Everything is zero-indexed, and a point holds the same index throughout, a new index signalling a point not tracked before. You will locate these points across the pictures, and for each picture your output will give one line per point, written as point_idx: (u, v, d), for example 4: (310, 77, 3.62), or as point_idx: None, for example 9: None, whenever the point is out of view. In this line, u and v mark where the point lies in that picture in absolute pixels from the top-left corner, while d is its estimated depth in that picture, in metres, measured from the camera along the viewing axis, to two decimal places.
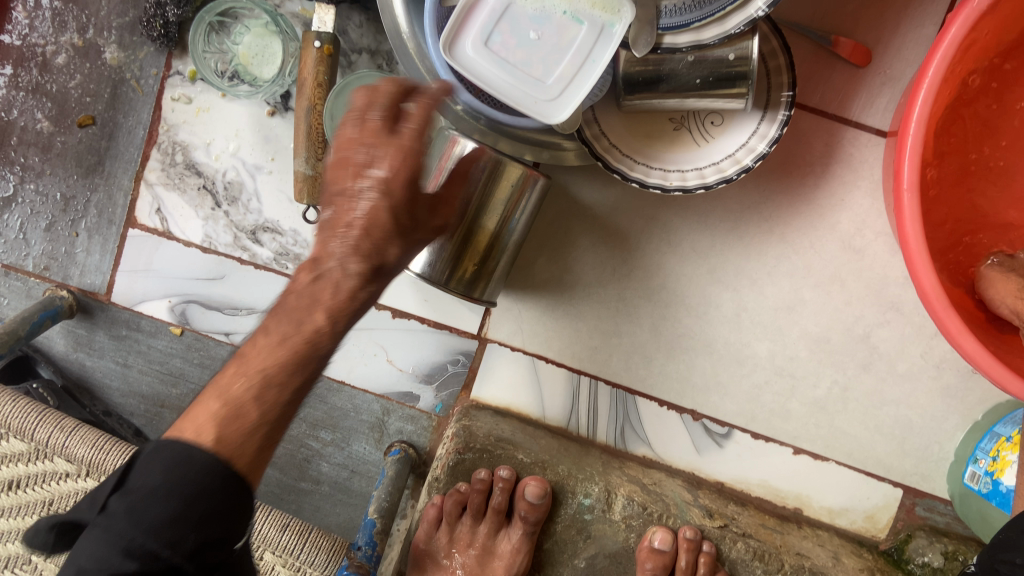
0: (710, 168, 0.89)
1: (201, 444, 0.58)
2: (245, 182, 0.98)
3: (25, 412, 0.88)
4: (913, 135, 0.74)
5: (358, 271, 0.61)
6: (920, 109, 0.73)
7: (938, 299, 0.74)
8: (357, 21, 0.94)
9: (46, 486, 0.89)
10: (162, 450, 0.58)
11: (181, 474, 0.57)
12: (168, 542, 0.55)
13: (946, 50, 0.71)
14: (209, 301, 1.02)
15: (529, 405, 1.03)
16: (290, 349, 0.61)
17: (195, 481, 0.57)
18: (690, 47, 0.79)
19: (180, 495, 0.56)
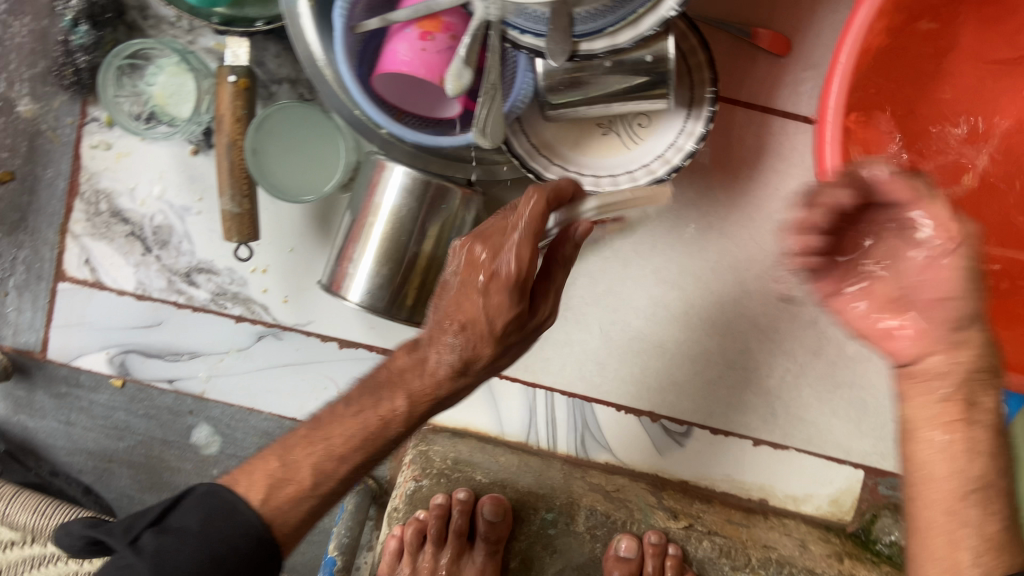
0: (641, 170, 0.88)
1: (245, 501, 0.70)
2: (174, 225, 0.96)
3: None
4: (829, 123, 0.74)
5: (449, 365, 0.70)
6: (836, 95, 0.74)
7: None
8: (273, 51, 0.93)
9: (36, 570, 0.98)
10: (209, 500, 0.70)
11: (221, 524, 0.68)
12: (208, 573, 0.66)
13: (855, 36, 0.73)
14: (150, 349, 0.99)
15: (487, 423, 1.02)
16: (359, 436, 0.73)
17: (227, 540, 0.68)
18: (606, 52, 0.78)
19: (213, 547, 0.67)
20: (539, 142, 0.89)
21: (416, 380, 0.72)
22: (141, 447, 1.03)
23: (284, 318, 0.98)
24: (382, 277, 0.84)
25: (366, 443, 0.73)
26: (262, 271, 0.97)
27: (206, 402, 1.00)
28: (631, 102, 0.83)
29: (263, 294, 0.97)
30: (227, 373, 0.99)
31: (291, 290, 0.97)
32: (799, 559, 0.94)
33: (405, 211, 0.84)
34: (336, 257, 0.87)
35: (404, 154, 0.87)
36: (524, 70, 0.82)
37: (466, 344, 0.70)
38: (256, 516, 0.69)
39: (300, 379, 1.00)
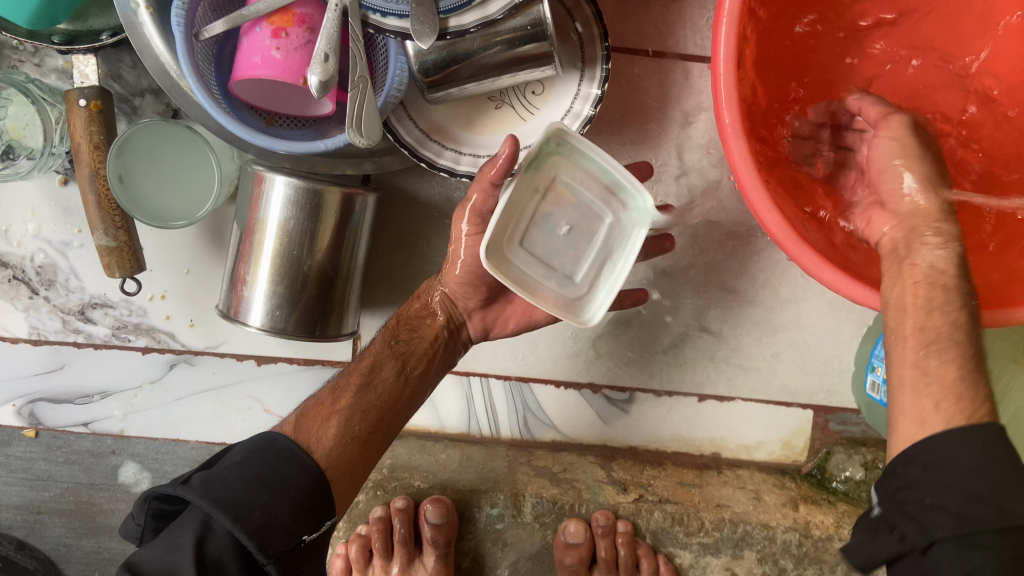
0: (539, 143, 0.83)
1: (280, 434, 0.73)
2: (57, 262, 0.89)
3: None
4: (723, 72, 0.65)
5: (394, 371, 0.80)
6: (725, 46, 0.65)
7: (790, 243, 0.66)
8: (130, 62, 0.85)
9: None
10: (247, 442, 0.73)
11: (262, 453, 0.71)
12: (277, 485, 0.69)
13: None
14: (56, 395, 0.94)
15: (425, 419, 0.98)
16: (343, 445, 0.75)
17: (279, 459, 0.71)
18: (478, 25, 0.72)
19: (275, 467, 0.70)
20: (427, 127, 0.83)
21: (371, 365, 0.79)
22: (69, 494, 0.98)
23: (193, 343, 0.93)
24: (279, 296, 0.79)
25: (370, 415, 0.77)
26: (160, 297, 0.91)
27: (127, 440, 0.96)
28: (513, 73, 0.78)
29: (166, 321, 0.92)
30: (144, 408, 0.95)
31: (197, 314, 0.92)
32: (752, 514, 0.92)
33: (294, 223, 0.77)
34: (229, 282, 0.81)
35: (285, 161, 0.82)
36: (395, 54, 0.75)
37: (419, 308, 0.83)
38: (295, 443, 0.72)
39: (221, 404, 0.95)
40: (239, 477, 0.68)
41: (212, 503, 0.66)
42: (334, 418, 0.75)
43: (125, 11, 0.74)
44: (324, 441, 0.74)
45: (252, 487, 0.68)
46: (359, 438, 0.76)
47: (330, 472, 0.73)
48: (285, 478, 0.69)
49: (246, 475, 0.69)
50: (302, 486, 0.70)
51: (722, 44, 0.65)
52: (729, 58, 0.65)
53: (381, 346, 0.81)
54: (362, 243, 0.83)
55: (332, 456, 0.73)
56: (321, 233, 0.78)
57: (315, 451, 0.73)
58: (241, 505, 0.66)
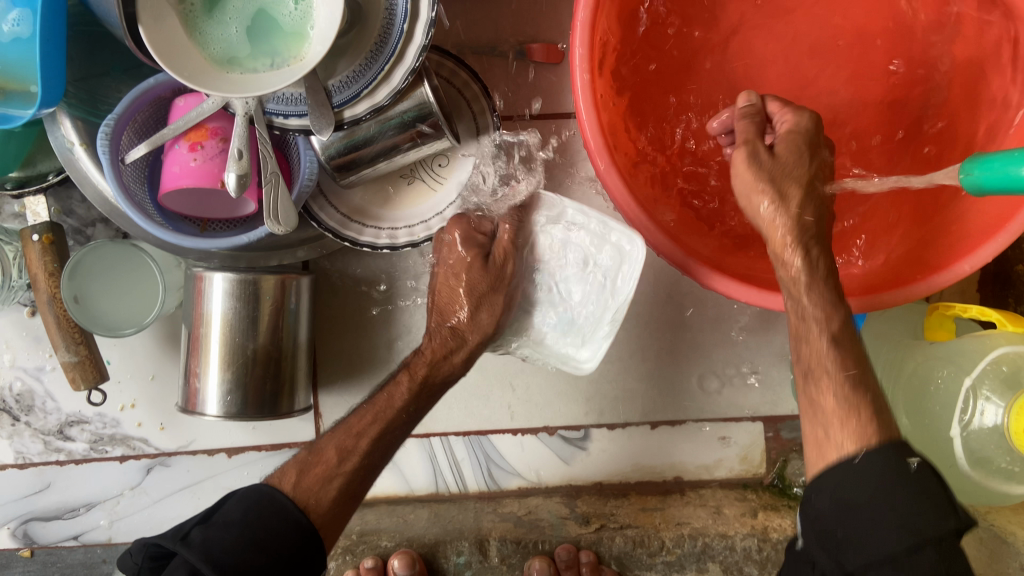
0: (450, 208, 0.92)
1: (281, 488, 0.76)
2: (34, 387, 0.97)
3: None
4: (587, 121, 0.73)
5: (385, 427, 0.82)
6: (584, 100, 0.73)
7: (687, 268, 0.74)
8: (79, 197, 0.95)
9: None
10: (246, 495, 0.75)
11: (266, 508, 0.74)
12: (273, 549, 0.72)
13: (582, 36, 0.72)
14: (45, 513, 1.00)
15: (394, 485, 1.03)
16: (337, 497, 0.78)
17: (281, 519, 0.74)
18: (370, 112, 0.81)
19: (273, 527, 0.73)
20: (347, 209, 0.91)
21: (391, 410, 0.82)
22: None
23: (166, 444, 0.99)
24: (232, 382, 0.86)
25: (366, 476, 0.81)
26: (131, 406, 0.98)
27: (115, 547, 1.01)
28: (414, 150, 0.87)
29: (139, 427, 0.98)
30: (127, 515, 1.00)
31: (166, 417, 0.98)
32: (711, 527, 0.97)
33: (234, 313, 0.86)
34: (184, 377, 0.89)
35: (224, 259, 0.90)
36: (305, 150, 0.84)
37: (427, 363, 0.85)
38: (291, 500, 0.75)
39: (198, 500, 1.01)
40: (237, 535, 0.71)
41: (212, 565, 0.68)
42: (336, 479, 0.78)
43: (62, 152, 0.84)
44: (322, 502, 0.77)
45: (251, 547, 0.70)
46: (357, 496, 0.80)
47: (322, 529, 0.76)
48: (285, 540, 0.73)
49: (241, 534, 0.71)
50: (297, 548, 0.73)
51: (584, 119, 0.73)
52: (589, 105, 0.73)
53: (401, 402, 0.83)
54: (302, 322, 0.91)
55: (326, 513, 0.77)
56: (260, 320, 0.87)
57: (314, 512, 0.76)
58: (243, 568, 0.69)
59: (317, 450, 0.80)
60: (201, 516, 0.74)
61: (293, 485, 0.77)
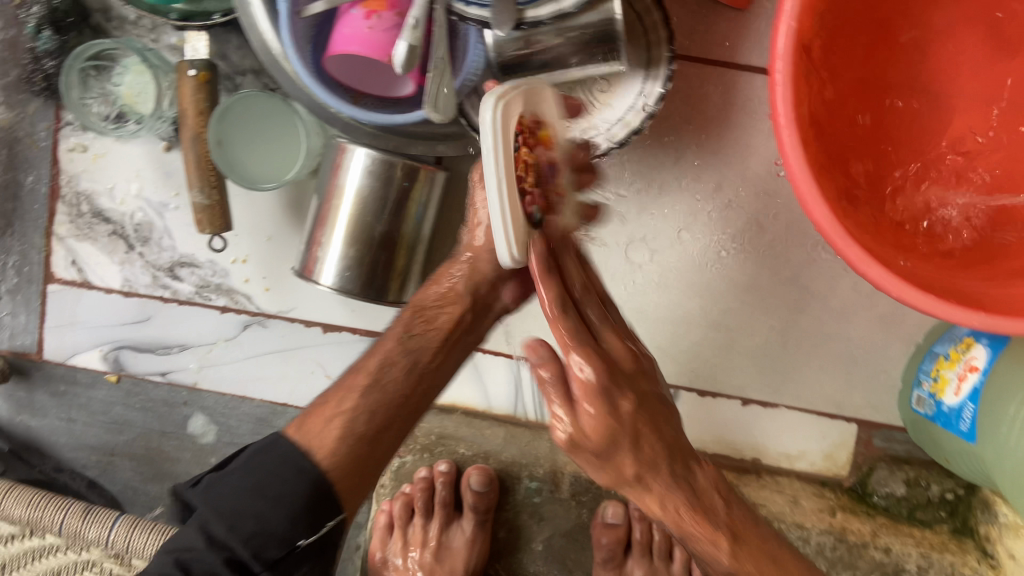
0: (601, 135, 0.89)
1: (283, 434, 0.77)
2: (154, 221, 0.98)
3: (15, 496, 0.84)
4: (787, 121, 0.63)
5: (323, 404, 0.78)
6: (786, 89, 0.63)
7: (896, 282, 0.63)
8: (235, 43, 0.94)
9: (43, 561, 0.87)
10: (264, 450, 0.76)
11: (258, 466, 0.74)
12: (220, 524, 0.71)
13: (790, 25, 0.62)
14: (140, 343, 1.02)
15: (473, 398, 0.96)
16: (349, 441, 0.77)
17: (277, 468, 0.74)
18: (552, 17, 0.77)
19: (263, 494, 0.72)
20: None
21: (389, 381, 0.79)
22: (140, 440, 1.05)
23: (267, 306, 1.00)
24: (350, 259, 0.86)
25: (376, 415, 0.79)
26: (242, 261, 0.99)
27: (199, 392, 1.03)
28: (581, 68, 0.84)
29: (245, 283, 0.99)
30: (218, 363, 1.02)
31: (272, 280, 0.99)
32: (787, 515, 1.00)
33: (369, 191, 0.85)
34: (306, 243, 0.89)
35: (367, 136, 0.88)
36: (475, 43, 0.82)
37: (434, 302, 0.81)
38: (295, 445, 0.76)
39: (287, 366, 1.02)
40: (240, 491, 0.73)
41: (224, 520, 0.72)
42: (338, 418, 0.77)
43: None
44: (327, 443, 0.76)
45: (241, 494, 0.73)
46: (362, 438, 0.77)
47: (333, 474, 0.75)
48: (282, 484, 0.73)
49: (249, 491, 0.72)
50: (299, 495, 0.73)
51: (777, 87, 0.63)
52: (789, 75, 0.63)
53: (392, 341, 0.81)
54: (429, 215, 0.89)
55: (334, 458, 0.75)
56: (390, 203, 0.86)
57: (316, 454, 0.75)
58: (231, 528, 0.71)
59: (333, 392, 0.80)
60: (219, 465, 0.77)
61: (298, 432, 0.77)
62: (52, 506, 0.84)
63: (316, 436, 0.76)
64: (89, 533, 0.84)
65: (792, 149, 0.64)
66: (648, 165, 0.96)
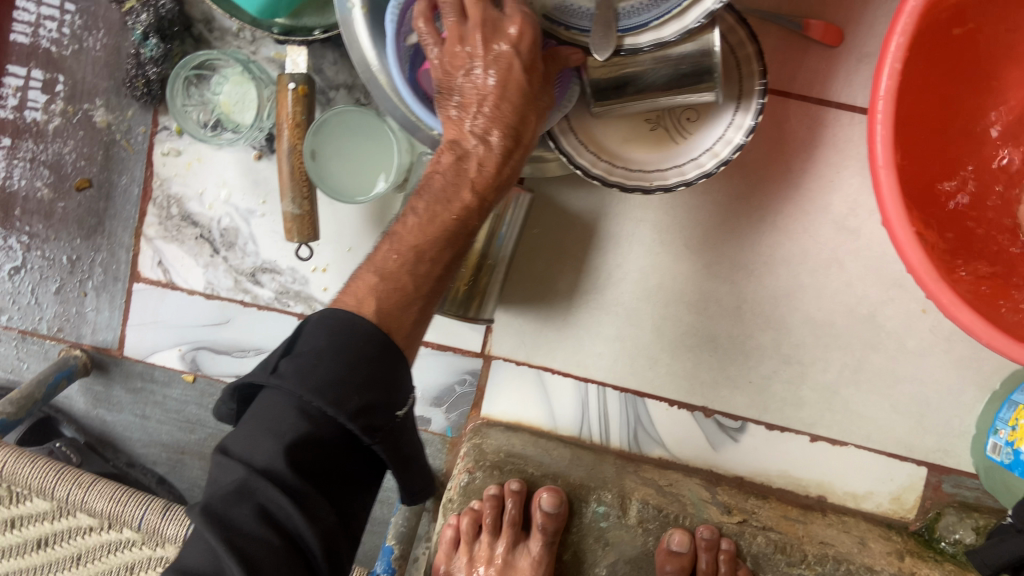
0: (689, 164, 0.89)
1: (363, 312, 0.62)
2: (240, 227, 1.00)
3: (43, 473, 0.88)
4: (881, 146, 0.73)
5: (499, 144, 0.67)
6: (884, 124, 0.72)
7: (957, 307, 0.72)
8: (331, 58, 0.96)
9: (73, 542, 0.90)
10: (327, 318, 0.62)
11: (349, 339, 0.60)
12: (333, 401, 0.57)
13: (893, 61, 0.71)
14: (218, 345, 1.04)
15: (540, 418, 1.03)
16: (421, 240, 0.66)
17: (359, 346, 0.60)
18: (651, 46, 0.79)
19: (346, 359, 0.59)
20: (588, 139, 0.90)
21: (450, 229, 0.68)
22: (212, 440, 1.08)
23: None
24: None
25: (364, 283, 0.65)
26: (323, 270, 1.00)
27: None
28: (673, 96, 0.84)
29: (324, 292, 1.01)
30: None
31: None
32: (857, 556, 0.91)
33: None
34: None
35: None
36: (568, 68, 0.84)
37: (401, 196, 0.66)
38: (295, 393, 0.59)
39: None
40: (323, 350, 0.59)
41: (309, 393, 0.57)
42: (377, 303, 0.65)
43: (343, 11, 0.84)
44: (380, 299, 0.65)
45: (340, 363, 0.59)
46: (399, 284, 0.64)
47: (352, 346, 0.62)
48: (354, 352, 0.60)
49: (254, 428, 0.59)
50: (362, 353, 0.60)
51: (877, 136, 0.73)
52: (887, 114, 0.72)
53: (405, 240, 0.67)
54: (512, 234, 0.90)
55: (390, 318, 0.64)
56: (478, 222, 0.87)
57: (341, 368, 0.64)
58: (337, 403, 0.57)
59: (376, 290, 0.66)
60: (287, 346, 0.62)
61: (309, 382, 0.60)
62: (111, 497, 0.87)
63: (377, 265, 0.66)
64: (105, 507, 0.87)
65: (887, 189, 0.73)
66: (729, 196, 0.97)
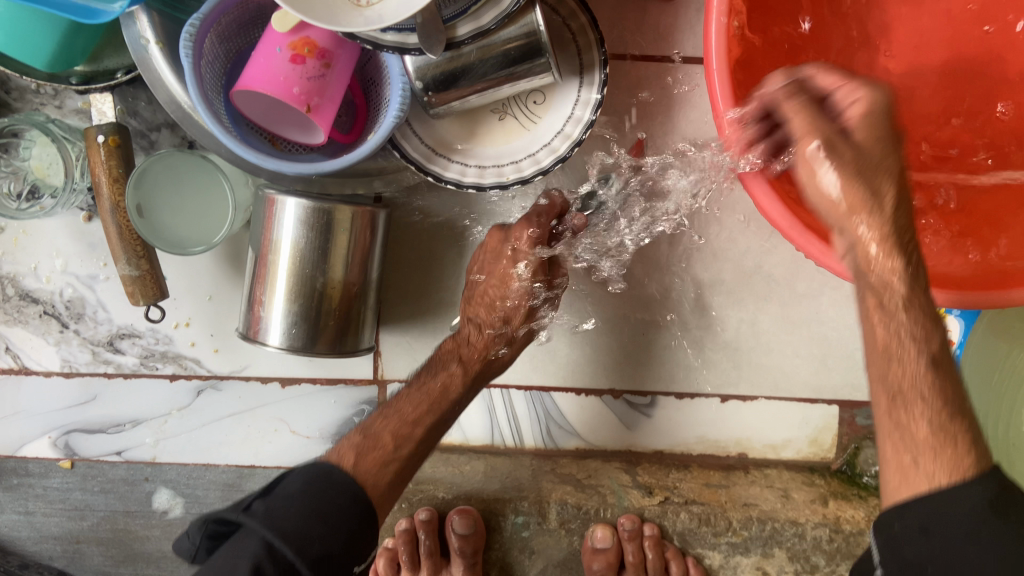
0: (542, 150, 0.85)
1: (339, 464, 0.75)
2: (86, 296, 0.92)
3: None
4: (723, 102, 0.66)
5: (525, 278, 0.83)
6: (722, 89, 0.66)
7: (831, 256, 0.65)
8: (145, 99, 0.88)
9: None
10: (315, 477, 0.73)
11: (317, 486, 0.72)
12: (297, 547, 0.67)
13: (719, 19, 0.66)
14: (89, 425, 0.97)
15: (448, 433, 0.99)
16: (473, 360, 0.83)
17: (335, 502, 0.71)
18: (473, 37, 0.74)
19: (319, 513, 0.70)
20: (435, 140, 0.85)
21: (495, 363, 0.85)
22: (105, 523, 1.02)
23: (218, 368, 0.95)
24: (294, 315, 0.80)
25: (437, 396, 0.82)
26: (185, 325, 0.93)
27: (159, 466, 0.99)
28: (512, 83, 0.79)
29: (191, 347, 0.94)
30: (174, 434, 0.98)
31: (221, 340, 0.94)
32: (781, 512, 0.93)
33: (306, 243, 0.79)
34: (247, 303, 0.83)
35: (297, 182, 0.84)
36: (397, 73, 0.76)
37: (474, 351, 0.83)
38: (350, 476, 0.74)
39: (248, 427, 0.98)
40: (297, 493, 0.70)
41: (276, 533, 0.67)
42: (392, 463, 0.78)
43: (135, 49, 0.77)
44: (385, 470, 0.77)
45: (314, 517, 0.69)
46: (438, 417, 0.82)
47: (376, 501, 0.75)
48: (341, 512, 0.71)
49: (225, 561, 0.66)
50: (352, 524, 0.71)
51: (715, 87, 0.66)
52: (723, 69, 0.66)
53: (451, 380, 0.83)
54: (375, 258, 0.84)
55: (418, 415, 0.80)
56: (334, 254, 0.80)
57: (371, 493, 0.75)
58: (302, 543, 0.67)
59: (373, 435, 0.79)
60: (264, 490, 0.72)
61: (352, 464, 0.76)
62: None
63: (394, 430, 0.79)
64: None
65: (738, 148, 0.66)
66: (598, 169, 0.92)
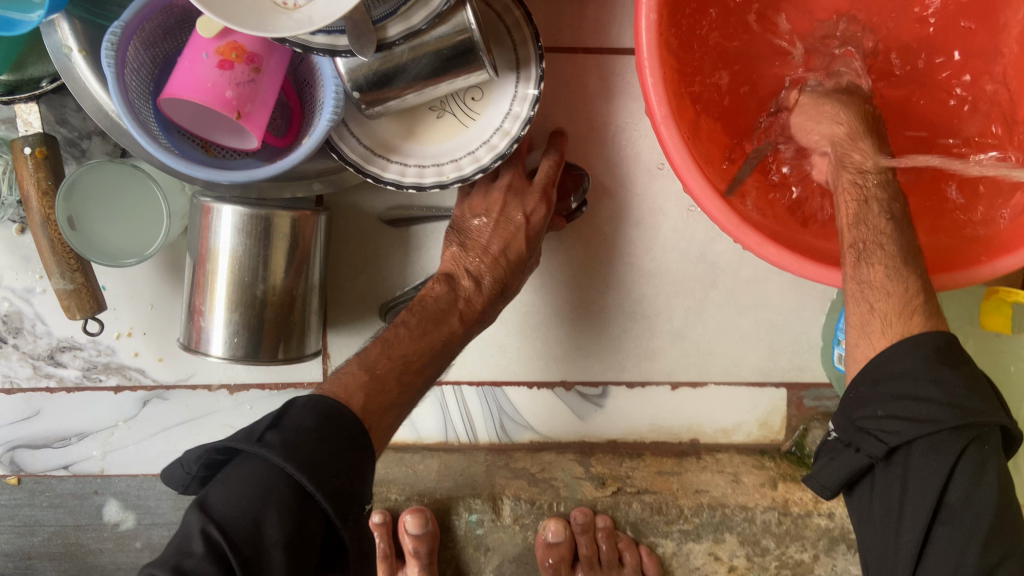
0: (483, 148, 0.84)
1: None
2: (22, 310, 0.89)
3: None
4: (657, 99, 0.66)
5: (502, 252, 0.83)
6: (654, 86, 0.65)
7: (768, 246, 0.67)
8: (73, 106, 0.86)
9: None
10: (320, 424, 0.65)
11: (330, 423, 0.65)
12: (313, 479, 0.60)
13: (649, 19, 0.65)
14: (34, 440, 0.96)
15: (402, 432, 1.00)
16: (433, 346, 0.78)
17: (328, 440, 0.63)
18: (403, 37, 0.72)
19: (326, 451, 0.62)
20: (374, 140, 0.84)
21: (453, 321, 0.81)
22: (57, 538, 1.01)
23: (165, 377, 0.94)
24: (236, 324, 0.79)
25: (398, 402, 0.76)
26: (127, 335, 0.91)
27: (108, 479, 0.98)
28: (449, 81, 0.78)
29: (135, 357, 0.92)
30: (122, 446, 0.97)
31: (165, 348, 0.92)
32: (731, 498, 0.96)
33: (243, 250, 0.78)
34: (188, 314, 0.82)
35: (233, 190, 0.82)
36: (328, 74, 0.75)
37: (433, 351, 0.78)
38: None
39: (198, 435, 0.97)
40: (315, 429, 0.63)
41: (297, 465, 0.60)
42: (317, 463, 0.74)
43: (58, 58, 0.75)
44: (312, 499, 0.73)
45: (327, 453, 0.62)
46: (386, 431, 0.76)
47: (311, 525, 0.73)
48: (347, 448, 0.64)
49: (238, 493, 0.58)
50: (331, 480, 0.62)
51: (648, 82, 0.66)
52: (655, 61, 0.65)
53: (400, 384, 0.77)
54: (316, 261, 0.83)
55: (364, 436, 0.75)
56: (273, 261, 0.79)
57: None
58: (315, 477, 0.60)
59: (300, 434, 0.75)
60: (272, 422, 0.64)
61: None
62: None
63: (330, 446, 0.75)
64: None
65: (674, 144, 0.66)
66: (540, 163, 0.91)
